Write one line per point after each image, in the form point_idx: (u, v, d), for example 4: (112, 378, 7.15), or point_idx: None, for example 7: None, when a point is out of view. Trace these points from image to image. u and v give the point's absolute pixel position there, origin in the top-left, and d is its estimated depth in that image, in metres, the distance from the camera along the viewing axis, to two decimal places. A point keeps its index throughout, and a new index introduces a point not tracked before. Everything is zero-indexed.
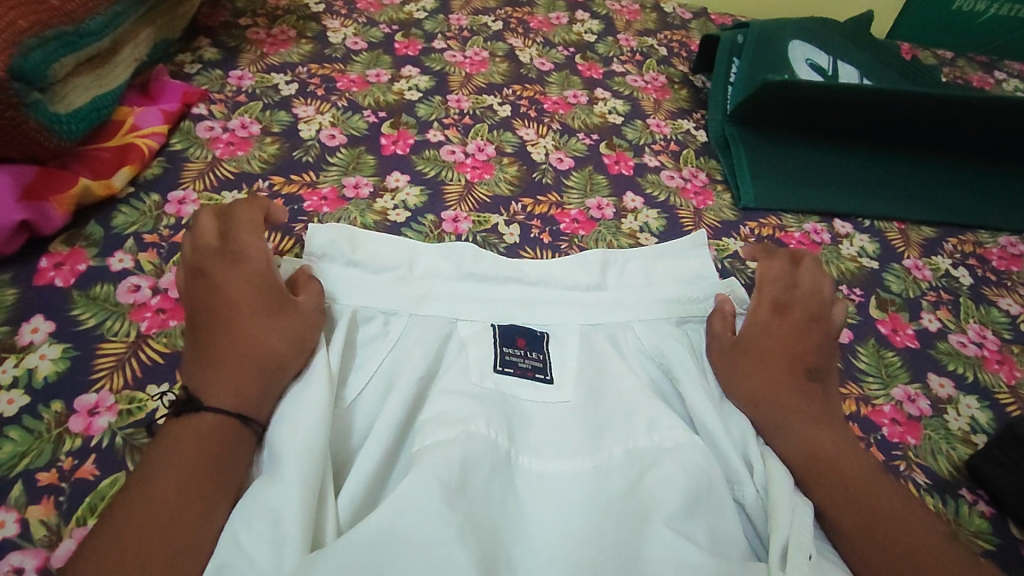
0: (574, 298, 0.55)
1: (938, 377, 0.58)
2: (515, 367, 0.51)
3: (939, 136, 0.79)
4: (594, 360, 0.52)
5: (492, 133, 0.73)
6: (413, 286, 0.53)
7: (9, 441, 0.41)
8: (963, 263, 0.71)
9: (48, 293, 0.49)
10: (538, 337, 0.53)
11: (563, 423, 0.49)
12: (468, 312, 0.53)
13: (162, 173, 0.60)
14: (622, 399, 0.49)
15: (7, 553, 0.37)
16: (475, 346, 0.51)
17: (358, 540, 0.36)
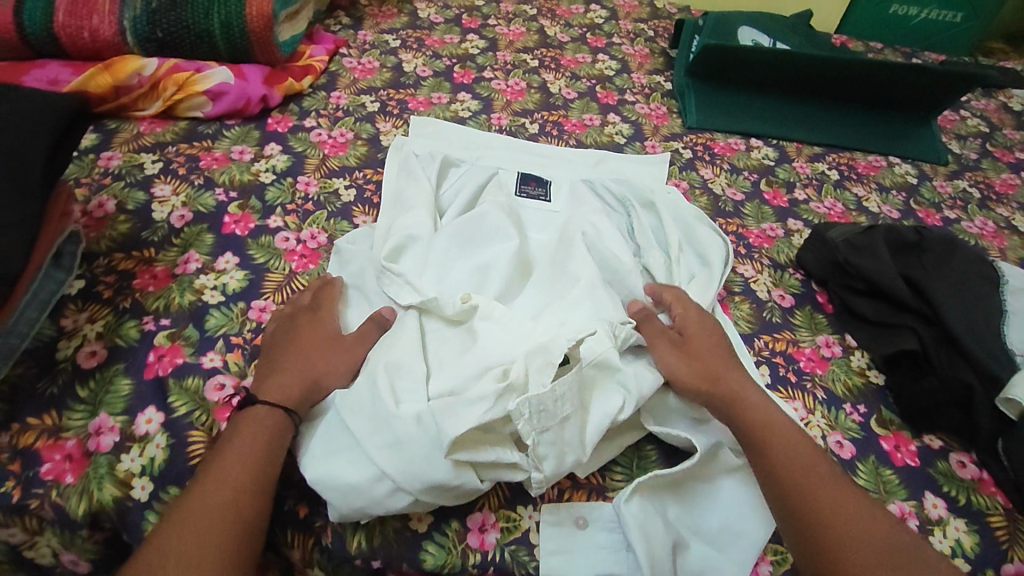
0: (570, 170, 0.92)
1: (795, 220, 0.94)
2: (528, 194, 0.85)
3: (833, 88, 1.14)
4: (580, 194, 0.84)
5: (525, 76, 1.12)
6: (472, 153, 0.92)
7: (271, 191, 0.80)
8: (836, 168, 1.06)
9: (275, 134, 0.88)
10: (545, 183, 0.87)
11: (550, 220, 0.82)
12: (506, 165, 0.91)
13: (327, 82, 0.99)
14: (590, 211, 0.81)
15: (280, 232, 0.75)
16: (506, 179, 0.85)
17: (456, 226, 0.72)
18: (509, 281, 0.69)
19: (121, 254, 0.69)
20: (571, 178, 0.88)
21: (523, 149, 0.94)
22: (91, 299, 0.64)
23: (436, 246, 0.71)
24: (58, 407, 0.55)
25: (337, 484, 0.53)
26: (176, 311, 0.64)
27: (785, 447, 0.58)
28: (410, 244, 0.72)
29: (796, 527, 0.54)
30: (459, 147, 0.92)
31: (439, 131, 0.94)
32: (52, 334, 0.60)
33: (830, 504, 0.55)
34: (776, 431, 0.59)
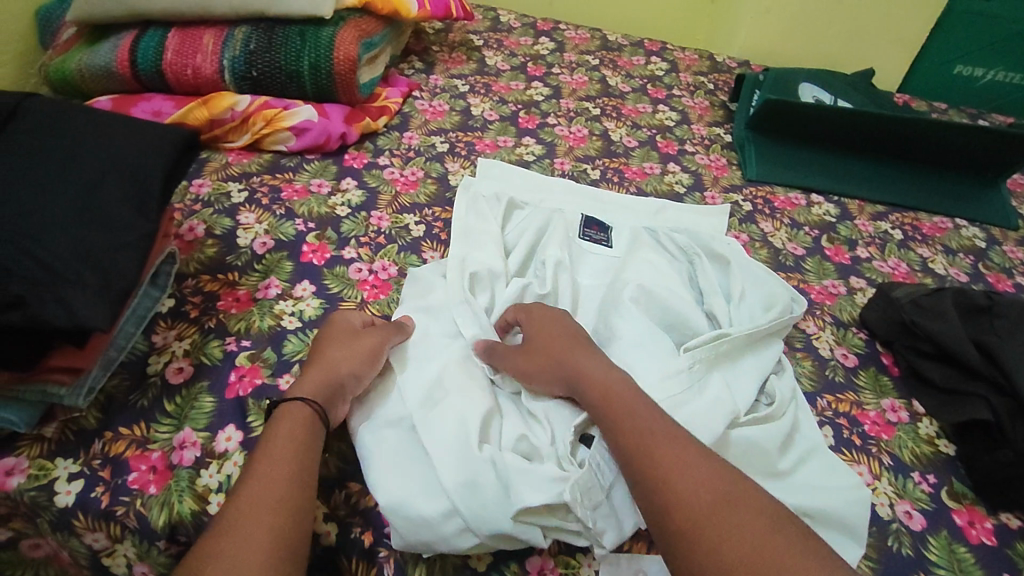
0: (631, 216, 0.94)
1: (857, 279, 0.93)
2: (591, 238, 0.86)
3: (895, 147, 1.14)
4: (642, 240, 0.86)
5: (587, 123, 1.15)
6: (535, 195, 0.94)
7: (346, 224, 0.84)
8: (900, 227, 1.05)
9: (352, 170, 0.93)
10: (606, 228, 0.89)
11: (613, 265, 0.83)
12: (567, 207, 0.92)
13: (400, 122, 1.04)
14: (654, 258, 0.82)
15: (353, 263, 0.78)
16: (569, 221, 0.87)
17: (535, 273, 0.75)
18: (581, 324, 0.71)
19: (208, 276, 0.73)
20: (632, 224, 0.90)
21: (585, 194, 0.96)
22: (180, 318, 0.67)
23: (508, 287, 0.74)
24: (147, 419, 0.58)
25: (409, 515, 0.53)
26: (256, 334, 0.67)
27: (672, 446, 0.53)
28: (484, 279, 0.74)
29: (649, 512, 0.50)
30: (522, 188, 0.94)
31: (504, 172, 0.96)
32: (143, 350, 0.63)
33: (698, 508, 0.48)
34: (623, 423, 0.55)
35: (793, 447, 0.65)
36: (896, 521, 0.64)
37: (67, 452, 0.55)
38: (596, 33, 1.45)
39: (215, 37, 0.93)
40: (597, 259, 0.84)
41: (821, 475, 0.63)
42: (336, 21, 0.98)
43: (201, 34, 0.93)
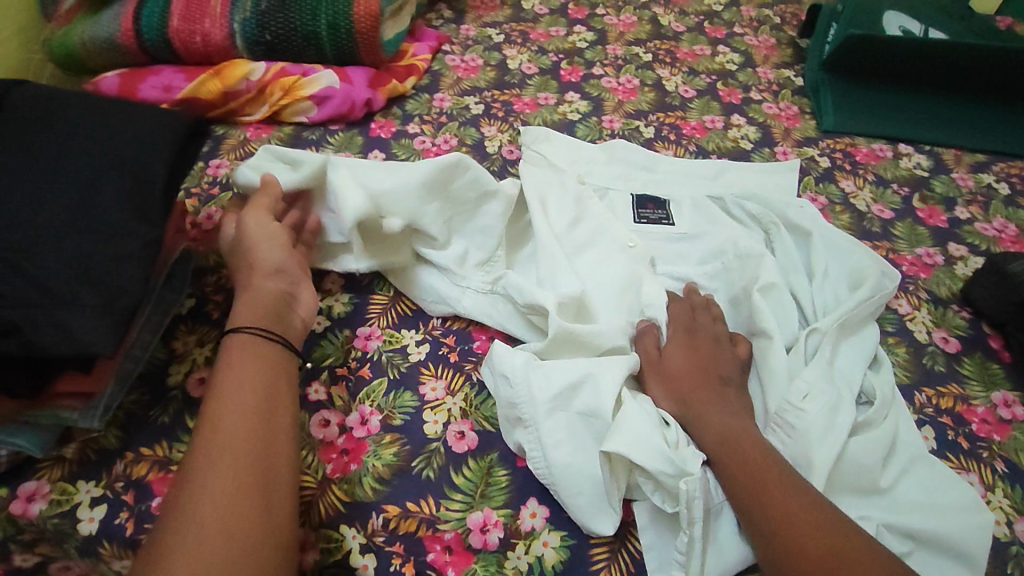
0: (690, 181, 0.83)
1: (957, 244, 0.81)
2: (647, 219, 0.77)
3: (999, 84, 0.98)
4: (711, 219, 0.77)
5: (637, 72, 1.02)
6: (579, 161, 0.81)
7: None
8: (1005, 180, 0.91)
9: (379, 141, 0.85)
10: (662, 202, 0.79)
11: (677, 247, 0.75)
12: (619, 180, 0.80)
13: (430, 82, 0.95)
14: (722, 241, 0.73)
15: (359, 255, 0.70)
16: (621, 203, 0.78)
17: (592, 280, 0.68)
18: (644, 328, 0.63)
19: (228, 270, 0.68)
20: (697, 194, 0.80)
21: (637, 157, 0.84)
22: (202, 321, 0.63)
23: (566, 286, 0.65)
24: (169, 438, 0.55)
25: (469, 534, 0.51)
26: None
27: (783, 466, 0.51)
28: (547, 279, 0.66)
29: (768, 534, 0.47)
30: (562, 155, 0.82)
31: (538, 141, 0.83)
32: (163, 358, 0.60)
33: (804, 513, 0.47)
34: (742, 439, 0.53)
35: (892, 458, 0.56)
36: (1013, 542, 0.54)
37: (88, 475, 0.52)
38: None
39: None
40: (662, 244, 0.75)
41: (923, 488, 0.55)
42: None
43: None
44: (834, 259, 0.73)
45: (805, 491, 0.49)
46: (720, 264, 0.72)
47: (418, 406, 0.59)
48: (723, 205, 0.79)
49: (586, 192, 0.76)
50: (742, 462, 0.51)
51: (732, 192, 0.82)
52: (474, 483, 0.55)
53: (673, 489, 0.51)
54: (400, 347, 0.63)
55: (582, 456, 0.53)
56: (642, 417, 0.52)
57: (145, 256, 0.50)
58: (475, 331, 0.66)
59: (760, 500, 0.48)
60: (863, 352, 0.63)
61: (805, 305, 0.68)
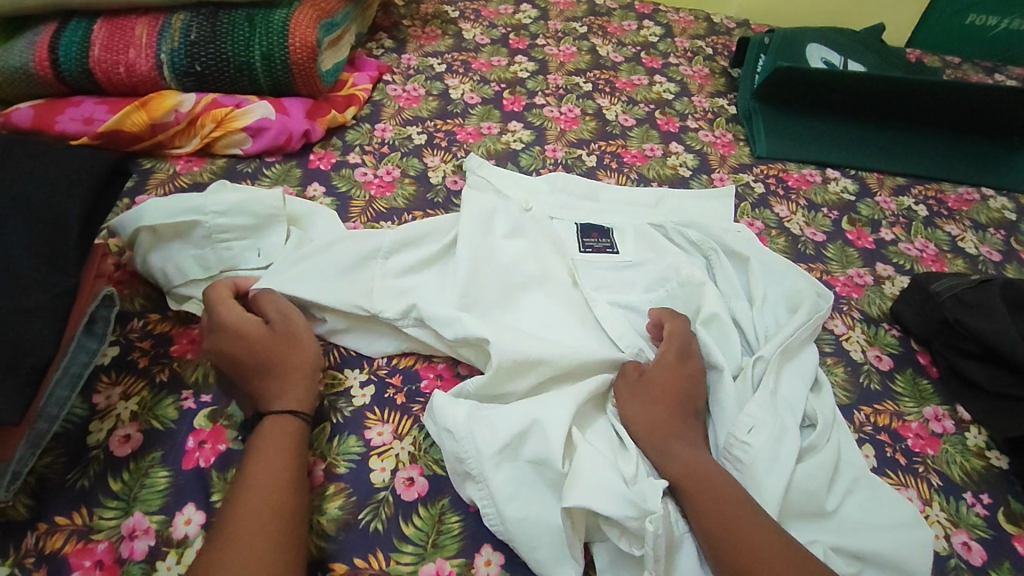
0: (632, 208, 0.85)
1: (884, 264, 0.85)
2: (593, 247, 0.77)
3: (913, 112, 1.04)
4: (656, 245, 0.78)
5: (578, 101, 1.04)
6: (521, 190, 0.81)
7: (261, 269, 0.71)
8: (923, 202, 0.96)
9: (318, 172, 0.82)
10: (606, 230, 0.80)
11: (622, 274, 0.75)
12: (564, 210, 0.81)
13: (371, 112, 0.93)
14: (667, 269, 0.74)
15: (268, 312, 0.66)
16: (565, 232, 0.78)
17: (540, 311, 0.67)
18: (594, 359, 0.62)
19: (156, 314, 0.64)
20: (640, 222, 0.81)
21: (581, 185, 0.84)
22: (127, 370, 0.59)
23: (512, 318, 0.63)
24: (88, 504, 0.50)
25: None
26: (217, 382, 0.59)
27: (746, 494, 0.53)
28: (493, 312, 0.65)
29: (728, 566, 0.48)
30: (503, 183, 0.81)
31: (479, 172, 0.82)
32: (83, 414, 0.55)
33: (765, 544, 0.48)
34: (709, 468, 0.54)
35: (840, 476, 0.57)
36: (952, 555, 0.56)
37: None
38: None
39: (149, 27, 0.81)
40: (608, 273, 0.75)
41: (870, 509, 0.56)
42: (289, 2, 0.86)
43: (133, 25, 0.81)
44: (773, 282, 0.75)
45: (767, 525, 0.50)
46: (664, 291, 0.73)
47: (365, 452, 0.57)
48: (666, 232, 0.81)
49: (529, 221, 0.75)
50: (710, 501, 0.51)
51: (673, 218, 0.83)
52: (425, 532, 0.52)
53: (639, 532, 0.49)
54: (343, 390, 0.61)
55: (538, 506, 0.51)
56: (595, 460, 0.52)
57: (56, 310, 0.46)
58: (423, 368, 0.64)
59: (727, 539, 0.49)
60: (805, 373, 0.65)
61: (749, 329, 0.69)
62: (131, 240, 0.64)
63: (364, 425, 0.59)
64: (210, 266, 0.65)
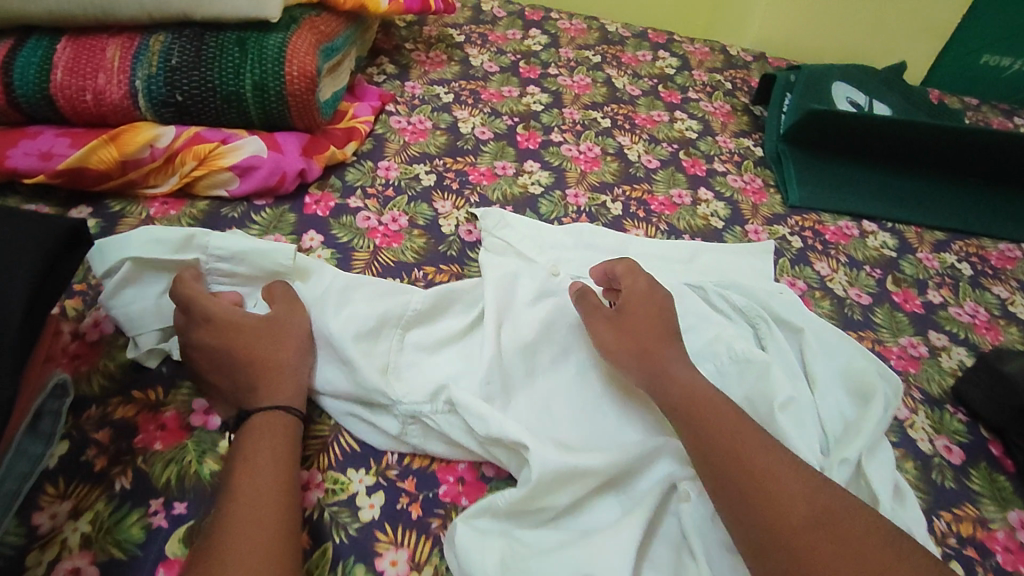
0: (665, 266, 0.76)
1: (937, 333, 0.79)
2: None
3: (949, 161, 0.99)
4: (695, 312, 0.70)
5: (598, 139, 0.96)
6: (541, 247, 0.72)
7: None
8: (967, 260, 0.91)
9: (314, 219, 0.72)
10: None
11: None
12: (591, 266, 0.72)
13: (373, 148, 0.84)
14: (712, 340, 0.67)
15: None
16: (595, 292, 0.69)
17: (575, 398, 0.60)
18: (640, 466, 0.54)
19: (119, 398, 0.54)
20: (676, 282, 0.73)
21: (610, 241, 0.76)
22: (79, 477, 0.48)
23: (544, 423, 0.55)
24: None
25: None
26: (193, 488, 0.49)
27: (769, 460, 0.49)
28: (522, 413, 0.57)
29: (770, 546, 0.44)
30: (522, 239, 0.72)
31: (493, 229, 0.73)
32: (19, 542, 0.45)
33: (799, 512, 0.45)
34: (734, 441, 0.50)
35: None
36: None
37: None
38: (593, 22, 1.25)
39: (122, 48, 0.70)
40: None
41: None
42: (285, 25, 0.76)
43: (103, 45, 0.70)
44: (827, 357, 0.68)
45: (793, 466, 0.48)
46: (712, 367, 0.65)
47: None
48: (705, 294, 0.73)
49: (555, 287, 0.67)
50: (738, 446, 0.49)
51: (710, 279, 0.76)
52: None
53: None
54: (348, 500, 0.52)
55: None
56: None
57: None
58: (441, 470, 0.55)
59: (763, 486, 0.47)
60: (881, 473, 0.57)
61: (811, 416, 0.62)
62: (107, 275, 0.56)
63: (373, 551, 0.50)
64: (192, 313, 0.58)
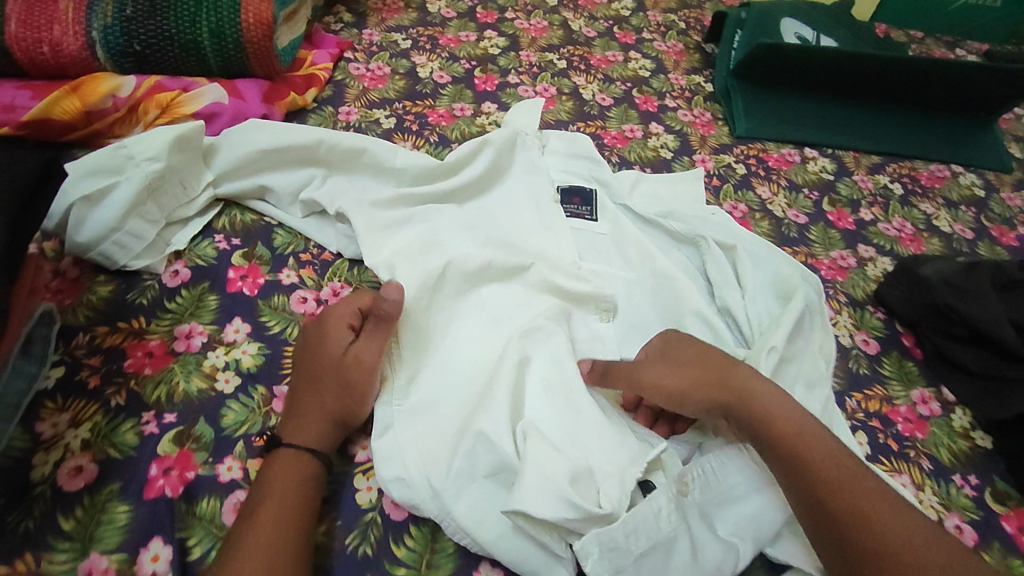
0: (616, 195, 0.80)
1: (866, 246, 0.85)
2: (572, 213, 0.78)
3: (889, 88, 1.03)
4: (624, 232, 0.75)
5: (553, 79, 0.99)
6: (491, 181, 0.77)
7: (211, 297, 0.62)
8: (899, 181, 0.97)
9: None
10: (589, 194, 0.81)
11: (596, 261, 0.74)
12: (534, 191, 0.77)
13: (333, 94, 0.86)
14: (641, 255, 0.73)
15: (228, 325, 0.60)
16: (526, 215, 0.76)
17: (495, 307, 0.66)
18: (546, 366, 0.61)
19: (106, 326, 0.58)
20: (615, 203, 0.79)
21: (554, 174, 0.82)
22: (75, 393, 0.53)
23: (459, 339, 0.62)
24: (36, 548, 0.44)
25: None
26: (182, 402, 0.54)
27: (837, 467, 0.50)
28: (434, 322, 0.63)
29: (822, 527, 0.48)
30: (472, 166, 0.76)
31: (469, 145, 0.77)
32: (25, 446, 0.49)
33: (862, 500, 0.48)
34: (799, 436, 0.52)
35: None
36: None
37: None
38: None
39: None
40: (582, 237, 0.76)
41: None
42: None
43: None
44: (764, 273, 0.72)
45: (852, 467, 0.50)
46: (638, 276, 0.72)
47: (349, 469, 0.56)
48: (648, 221, 0.78)
49: (483, 215, 0.74)
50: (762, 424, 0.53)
51: (652, 207, 0.81)
52: (418, 552, 0.52)
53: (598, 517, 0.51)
54: None
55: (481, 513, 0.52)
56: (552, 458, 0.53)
57: None
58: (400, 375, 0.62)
59: (785, 458, 0.51)
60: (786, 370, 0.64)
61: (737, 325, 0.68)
62: (59, 224, 0.58)
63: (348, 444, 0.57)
64: (150, 215, 0.63)
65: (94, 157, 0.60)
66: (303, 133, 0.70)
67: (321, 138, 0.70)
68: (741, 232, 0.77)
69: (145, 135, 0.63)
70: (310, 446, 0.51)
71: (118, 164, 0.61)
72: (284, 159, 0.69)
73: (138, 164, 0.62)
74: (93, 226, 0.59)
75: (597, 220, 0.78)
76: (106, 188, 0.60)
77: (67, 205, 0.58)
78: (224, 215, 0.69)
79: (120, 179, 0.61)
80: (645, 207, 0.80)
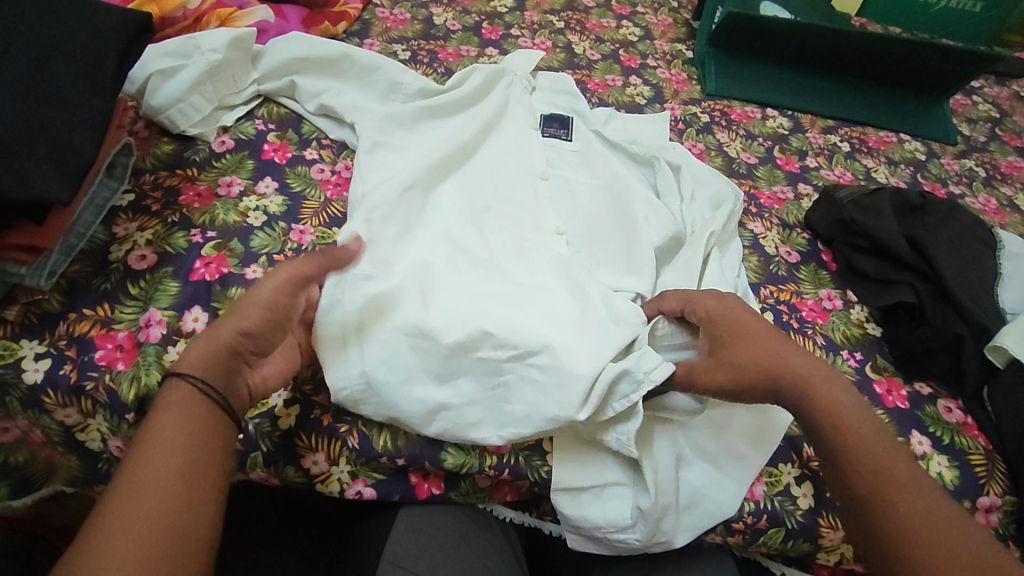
0: (590, 120, 0.94)
1: (805, 186, 0.98)
2: (549, 134, 0.89)
3: (847, 63, 1.16)
4: (593, 152, 0.87)
5: (550, 36, 1.15)
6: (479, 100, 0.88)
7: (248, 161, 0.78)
8: (848, 140, 1.10)
9: None
10: (567, 122, 0.91)
11: (567, 172, 0.85)
12: (516, 112, 0.88)
13: (360, 29, 1.03)
14: (605, 169, 0.85)
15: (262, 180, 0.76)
16: (510, 127, 0.86)
17: (473, 198, 0.77)
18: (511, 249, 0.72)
19: (168, 171, 0.74)
20: (589, 129, 0.91)
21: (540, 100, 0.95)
22: (141, 212, 0.69)
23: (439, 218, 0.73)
24: (111, 301, 0.62)
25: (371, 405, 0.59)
26: (221, 226, 0.70)
27: (912, 483, 0.52)
28: (420, 202, 0.75)
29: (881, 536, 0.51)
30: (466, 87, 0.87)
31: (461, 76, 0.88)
32: (105, 240, 0.66)
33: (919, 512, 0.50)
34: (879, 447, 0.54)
35: None
36: None
37: (32, 334, 0.59)
38: None
39: None
40: (557, 152, 0.88)
41: None
42: None
43: None
44: (705, 192, 0.86)
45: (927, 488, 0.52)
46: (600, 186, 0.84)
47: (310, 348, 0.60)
48: (614, 146, 0.91)
49: (473, 123, 0.84)
50: (807, 405, 0.56)
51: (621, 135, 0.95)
52: None
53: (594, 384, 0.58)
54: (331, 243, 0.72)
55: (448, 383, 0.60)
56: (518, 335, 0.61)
57: (95, 127, 0.56)
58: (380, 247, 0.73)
59: (858, 467, 0.53)
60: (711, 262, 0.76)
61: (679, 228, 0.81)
62: (139, 90, 0.75)
63: None
64: (207, 95, 0.79)
65: (172, 45, 0.77)
66: (332, 45, 0.85)
67: (345, 53, 0.85)
68: (691, 160, 0.91)
69: (210, 32, 0.79)
70: (192, 431, 0.48)
71: (188, 50, 0.78)
72: (313, 68, 0.85)
73: (203, 52, 0.78)
74: (165, 94, 0.76)
75: (572, 141, 0.89)
76: (176, 68, 0.76)
77: (147, 74, 0.74)
78: (264, 106, 0.85)
79: (187, 63, 0.77)
80: (615, 134, 0.94)
